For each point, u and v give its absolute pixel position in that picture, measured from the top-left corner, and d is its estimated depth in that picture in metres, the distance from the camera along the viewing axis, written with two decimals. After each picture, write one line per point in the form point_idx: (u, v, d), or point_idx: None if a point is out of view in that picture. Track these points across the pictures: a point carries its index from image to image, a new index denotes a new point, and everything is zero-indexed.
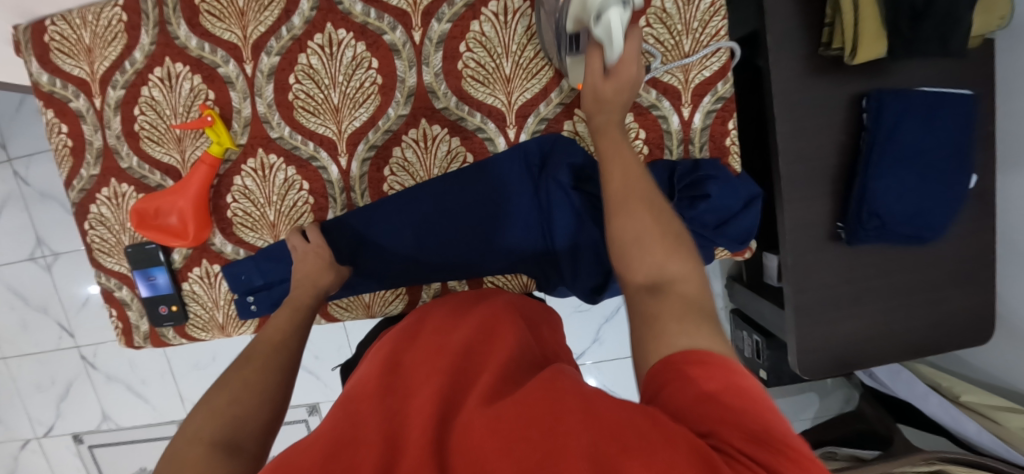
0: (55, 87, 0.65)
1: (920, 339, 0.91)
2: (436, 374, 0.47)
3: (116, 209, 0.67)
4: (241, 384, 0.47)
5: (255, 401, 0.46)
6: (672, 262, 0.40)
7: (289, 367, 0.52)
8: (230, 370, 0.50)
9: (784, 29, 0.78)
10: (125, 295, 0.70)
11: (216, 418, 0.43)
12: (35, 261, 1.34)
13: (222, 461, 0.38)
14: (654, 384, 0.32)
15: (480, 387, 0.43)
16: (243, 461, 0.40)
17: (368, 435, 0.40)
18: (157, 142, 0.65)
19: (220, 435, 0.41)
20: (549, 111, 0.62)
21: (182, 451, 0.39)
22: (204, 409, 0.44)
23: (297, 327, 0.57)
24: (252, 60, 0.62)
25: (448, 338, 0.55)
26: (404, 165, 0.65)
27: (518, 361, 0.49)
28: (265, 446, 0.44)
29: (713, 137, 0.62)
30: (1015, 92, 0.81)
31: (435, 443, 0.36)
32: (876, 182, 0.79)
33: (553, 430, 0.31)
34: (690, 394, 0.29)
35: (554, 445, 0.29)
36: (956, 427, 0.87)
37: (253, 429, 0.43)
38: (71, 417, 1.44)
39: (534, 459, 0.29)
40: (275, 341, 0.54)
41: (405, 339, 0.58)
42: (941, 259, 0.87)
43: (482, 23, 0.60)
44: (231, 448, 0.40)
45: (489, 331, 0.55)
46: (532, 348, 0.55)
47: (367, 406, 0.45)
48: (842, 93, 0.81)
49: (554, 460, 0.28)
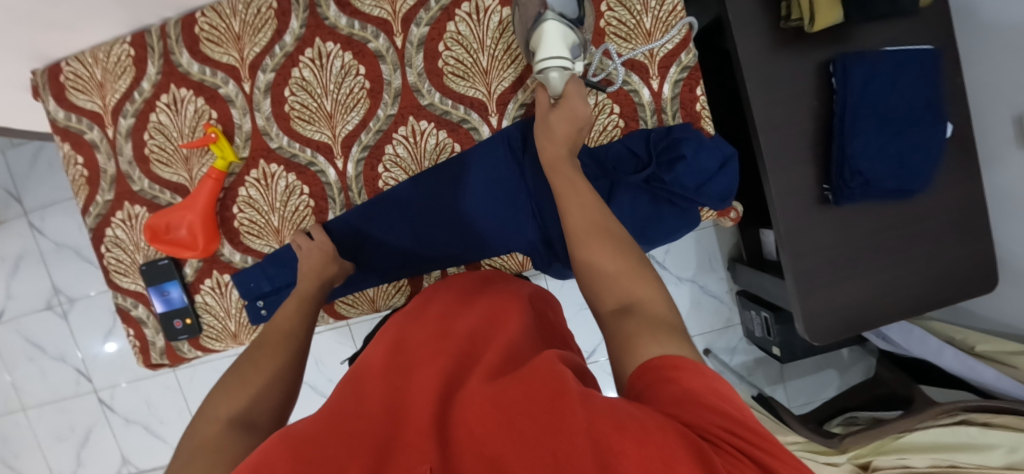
0: (70, 122, 0.70)
1: (924, 293, 0.91)
2: (442, 357, 0.50)
3: (130, 230, 0.71)
4: (253, 371, 0.53)
5: (266, 384, 0.52)
6: (638, 288, 0.44)
7: (297, 351, 0.58)
8: (244, 357, 0.56)
9: (742, 7, 0.82)
10: (141, 313, 0.73)
11: (233, 400, 0.49)
12: (53, 309, 1.37)
13: (238, 436, 0.44)
14: (638, 386, 0.35)
15: (485, 366, 0.46)
16: (258, 435, 0.46)
17: (376, 414, 0.43)
18: (166, 163, 0.70)
19: (237, 415, 0.47)
20: (526, 97, 0.66)
21: (203, 427, 0.45)
22: (223, 393, 0.50)
23: (304, 317, 0.62)
24: (250, 79, 0.67)
25: (454, 323, 0.57)
26: (397, 160, 0.68)
27: (521, 343, 0.51)
28: (279, 423, 0.50)
29: (683, 104, 0.66)
30: (977, 41, 0.84)
31: (440, 419, 0.40)
32: (852, 141, 0.82)
33: (553, 403, 0.34)
34: (674, 392, 0.31)
35: (552, 422, 0.32)
36: (975, 378, 0.86)
37: (267, 408, 0.49)
38: (91, 464, 1.44)
39: (533, 435, 0.32)
40: (282, 330, 0.59)
41: (410, 319, 0.61)
42: (932, 209, 0.88)
43: (456, 23, 0.64)
44: (247, 425, 0.46)
45: (495, 318, 0.57)
46: (539, 330, 0.57)
47: (375, 387, 0.48)
48: (808, 61, 0.85)
49: (553, 435, 0.31)
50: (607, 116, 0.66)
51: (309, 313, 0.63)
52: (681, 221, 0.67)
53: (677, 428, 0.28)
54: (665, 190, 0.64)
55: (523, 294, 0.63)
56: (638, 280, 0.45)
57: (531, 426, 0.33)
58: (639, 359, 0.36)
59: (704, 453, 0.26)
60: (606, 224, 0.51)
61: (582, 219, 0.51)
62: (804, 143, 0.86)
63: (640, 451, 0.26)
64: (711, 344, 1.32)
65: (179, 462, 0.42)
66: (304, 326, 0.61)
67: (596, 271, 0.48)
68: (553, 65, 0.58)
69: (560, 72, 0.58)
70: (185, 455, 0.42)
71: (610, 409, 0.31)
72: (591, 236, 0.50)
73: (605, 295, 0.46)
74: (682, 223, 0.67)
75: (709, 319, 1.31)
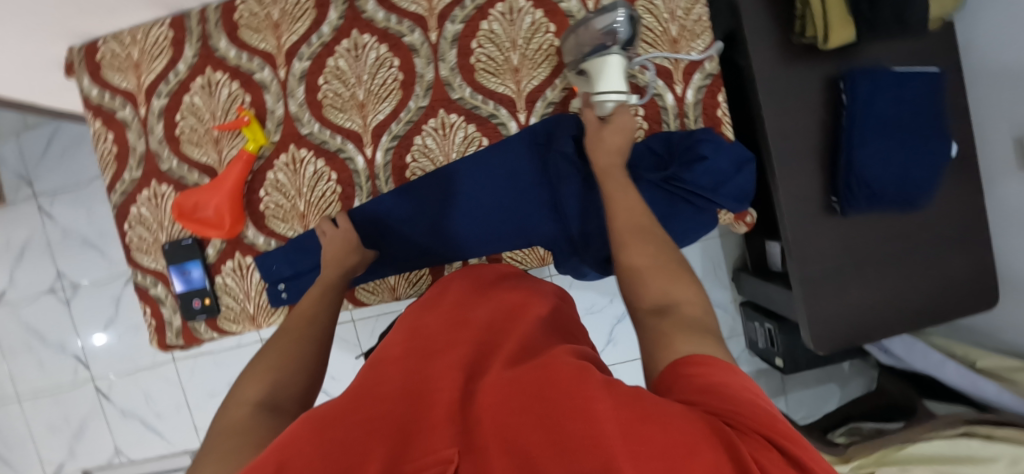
0: (103, 99, 0.71)
1: (926, 306, 0.93)
2: (458, 338, 0.46)
3: (155, 209, 0.72)
4: (278, 356, 0.53)
5: (292, 368, 0.52)
6: (676, 288, 0.44)
7: (320, 337, 0.58)
8: (270, 342, 0.57)
9: (756, 23, 0.86)
10: (160, 292, 0.73)
11: (262, 383, 0.49)
12: (55, 293, 1.36)
13: (265, 418, 0.44)
14: (662, 382, 0.34)
15: (505, 353, 0.42)
16: (284, 418, 0.46)
17: (388, 387, 0.38)
18: (196, 144, 0.71)
19: (264, 398, 0.47)
20: (555, 96, 0.68)
21: (231, 410, 0.46)
22: (248, 378, 0.50)
23: (328, 305, 0.63)
24: (286, 66, 0.69)
25: (469, 308, 0.53)
26: (425, 151, 0.70)
27: (537, 334, 0.48)
28: (304, 407, 0.50)
29: (705, 110, 0.68)
30: (980, 65, 0.88)
31: (463, 399, 0.36)
32: (859, 151, 0.85)
33: (579, 386, 0.31)
34: (697, 386, 0.31)
35: (578, 406, 0.29)
36: (975, 392, 0.87)
37: (292, 392, 0.50)
38: (83, 454, 1.41)
39: (557, 418, 0.29)
40: (305, 315, 0.60)
41: (425, 305, 0.58)
42: (935, 223, 0.91)
43: (490, 23, 0.67)
44: (273, 408, 0.46)
45: (513, 308, 0.54)
46: (554, 323, 0.54)
47: (388, 362, 0.43)
48: (818, 77, 0.88)
49: (580, 418, 0.28)
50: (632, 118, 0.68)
51: (331, 300, 0.63)
52: (700, 220, 0.69)
53: (703, 419, 0.28)
54: (683, 189, 0.66)
55: (540, 291, 0.61)
56: (674, 279, 0.45)
57: (556, 408, 0.30)
58: (671, 357, 0.36)
59: (726, 439, 0.26)
60: (653, 232, 0.50)
61: (613, 217, 0.52)
62: (812, 156, 0.90)
63: (663, 439, 0.26)
64: None
65: (210, 445, 0.42)
66: (327, 311, 0.62)
67: (637, 268, 0.47)
68: (612, 98, 0.58)
69: (615, 103, 0.58)
70: (216, 439, 0.42)
71: (633, 398, 0.30)
72: (639, 239, 0.49)
73: (642, 291, 0.45)
74: (698, 223, 0.69)
75: None
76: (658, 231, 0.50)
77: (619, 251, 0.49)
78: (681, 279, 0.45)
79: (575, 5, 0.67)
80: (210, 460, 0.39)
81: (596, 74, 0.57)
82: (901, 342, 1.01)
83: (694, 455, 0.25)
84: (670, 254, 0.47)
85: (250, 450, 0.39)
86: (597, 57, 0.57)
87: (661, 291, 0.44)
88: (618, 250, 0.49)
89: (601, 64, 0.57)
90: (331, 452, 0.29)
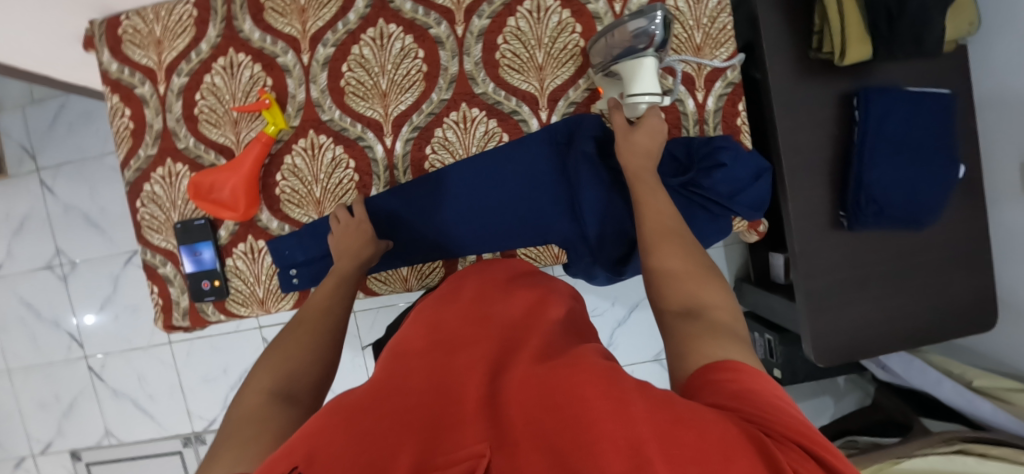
0: (123, 74, 0.71)
1: (926, 324, 0.95)
2: (480, 335, 0.45)
3: (168, 188, 0.71)
4: (292, 348, 0.53)
5: (306, 359, 0.52)
6: (705, 293, 0.44)
7: (334, 330, 0.58)
8: (283, 333, 0.57)
9: (774, 36, 0.87)
10: (169, 272, 0.73)
11: (275, 375, 0.49)
12: (53, 269, 1.34)
13: (279, 408, 0.44)
14: (691, 385, 0.34)
15: (529, 350, 0.42)
16: (298, 408, 0.45)
17: (414, 383, 0.38)
18: (214, 124, 0.70)
19: (278, 389, 0.46)
20: (578, 96, 0.68)
21: (246, 399, 0.45)
22: (262, 368, 0.50)
23: (342, 295, 0.62)
24: (310, 51, 0.69)
25: (489, 303, 0.53)
26: (445, 144, 0.70)
27: (559, 334, 0.47)
28: (317, 397, 0.49)
29: (725, 118, 0.69)
30: (990, 90, 0.90)
31: (490, 398, 0.35)
32: (870, 171, 0.86)
33: (611, 387, 0.31)
34: (731, 391, 0.31)
35: (611, 405, 0.29)
36: (971, 410, 0.89)
37: (307, 382, 0.49)
38: (71, 433, 1.39)
39: (590, 415, 0.28)
40: (319, 307, 0.60)
41: (444, 298, 0.58)
42: (939, 243, 0.92)
43: (517, 19, 0.67)
44: (287, 398, 0.46)
45: (533, 306, 0.53)
46: (573, 322, 0.54)
47: (411, 357, 0.43)
48: (832, 93, 0.89)
49: (613, 417, 0.27)
50: None
51: (345, 291, 0.63)
52: (715, 227, 0.69)
53: (741, 426, 0.27)
54: (701, 194, 0.66)
55: (558, 291, 0.60)
56: (704, 286, 0.45)
57: (588, 405, 0.29)
58: (700, 360, 0.36)
59: (764, 448, 0.25)
60: (689, 242, 0.50)
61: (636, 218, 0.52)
62: (822, 170, 0.91)
63: (701, 442, 0.25)
64: None
65: (224, 433, 0.41)
66: (341, 303, 0.61)
67: (670, 271, 0.47)
68: (645, 100, 0.58)
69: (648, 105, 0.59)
70: (231, 425, 0.42)
71: (666, 402, 0.29)
72: (673, 245, 0.49)
73: (669, 293, 0.45)
74: (712, 229, 0.69)
75: None
76: (688, 237, 0.51)
77: (650, 254, 0.50)
78: (709, 285, 0.45)
79: (602, 6, 0.67)
80: (226, 447, 0.38)
81: (629, 76, 0.58)
82: (898, 358, 1.02)
83: (734, 462, 0.24)
84: (703, 264, 0.48)
85: (265, 440, 0.39)
86: (631, 57, 0.57)
87: (689, 296, 0.44)
88: (647, 253, 0.50)
89: (636, 66, 0.57)
90: (359, 444, 0.29)
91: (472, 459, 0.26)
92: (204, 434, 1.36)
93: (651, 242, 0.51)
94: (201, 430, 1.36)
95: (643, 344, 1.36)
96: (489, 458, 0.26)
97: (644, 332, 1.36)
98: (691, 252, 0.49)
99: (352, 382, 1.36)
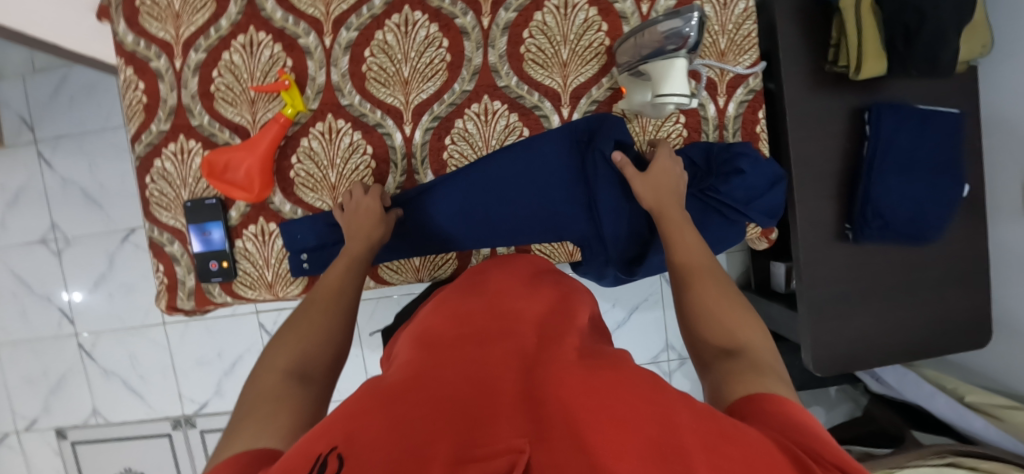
0: (138, 47, 0.69)
1: (922, 340, 0.96)
2: (511, 332, 0.45)
3: (180, 165, 0.70)
4: (306, 327, 0.52)
5: (319, 340, 0.51)
6: (741, 330, 0.44)
7: (348, 311, 0.57)
8: (295, 313, 0.55)
9: (791, 46, 0.88)
10: (176, 250, 0.71)
11: (291, 352, 0.48)
12: (46, 244, 1.31)
13: (296, 386, 0.43)
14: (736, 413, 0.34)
15: (563, 350, 0.41)
16: (314, 387, 0.44)
17: (449, 373, 0.37)
18: (230, 103, 0.69)
19: (294, 367, 0.45)
20: (600, 95, 0.69)
21: (261, 377, 0.44)
22: (277, 346, 0.49)
23: (352, 274, 0.60)
24: (332, 34, 0.68)
25: (517, 301, 0.52)
26: (465, 135, 0.69)
27: (591, 341, 0.47)
28: (331, 378, 0.48)
29: (745, 124, 0.69)
30: (996, 112, 0.91)
31: (528, 393, 0.34)
32: (878, 184, 0.87)
33: (655, 399, 0.30)
34: (779, 421, 0.31)
35: (656, 415, 0.28)
36: (963, 425, 0.90)
37: (321, 363, 0.48)
38: (58, 411, 1.36)
39: (635, 419, 0.28)
40: (333, 287, 0.58)
41: (471, 291, 0.57)
42: (940, 259, 0.94)
43: (544, 14, 0.67)
44: (302, 377, 0.45)
45: (561, 308, 0.52)
46: (596, 331, 0.54)
47: (441, 349, 0.43)
48: (845, 106, 0.90)
49: (659, 426, 0.27)
50: (672, 124, 0.69)
51: (358, 272, 0.62)
52: (728, 232, 0.70)
53: (786, 450, 0.27)
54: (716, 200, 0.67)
55: (580, 293, 0.60)
56: (740, 322, 0.45)
57: (633, 411, 0.29)
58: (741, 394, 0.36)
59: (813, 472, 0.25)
60: (723, 281, 0.51)
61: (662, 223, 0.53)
62: (831, 182, 0.92)
63: (748, 461, 0.25)
64: None
65: (241, 407, 0.40)
66: (354, 284, 0.60)
67: (705, 304, 0.47)
68: (674, 100, 0.57)
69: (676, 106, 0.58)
70: (247, 401, 0.41)
71: (712, 418, 0.29)
72: (707, 280, 0.51)
73: (705, 328, 0.45)
74: (726, 234, 0.70)
75: None
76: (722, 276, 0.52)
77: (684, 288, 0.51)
78: (745, 322, 0.45)
79: (629, 6, 0.67)
80: (246, 419, 0.37)
81: (659, 75, 0.57)
82: (892, 371, 1.03)
83: None
84: (737, 299, 0.48)
85: (284, 415, 0.38)
86: (660, 58, 0.57)
87: (726, 331, 0.44)
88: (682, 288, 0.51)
89: (666, 66, 0.57)
90: (397, 428, 0.29)
91: (515, 451, 0.25)
92: (194, 417, 1.34)
93: (686, 277, 0.52)
94: (192, 413, 1.34)
95: (640, 347, 1.37)
96: (530, 454, 0.25)
97: (642, 334, 1.37)
98: (724, 290, 0.50)
99: (348, 371, 1.36)
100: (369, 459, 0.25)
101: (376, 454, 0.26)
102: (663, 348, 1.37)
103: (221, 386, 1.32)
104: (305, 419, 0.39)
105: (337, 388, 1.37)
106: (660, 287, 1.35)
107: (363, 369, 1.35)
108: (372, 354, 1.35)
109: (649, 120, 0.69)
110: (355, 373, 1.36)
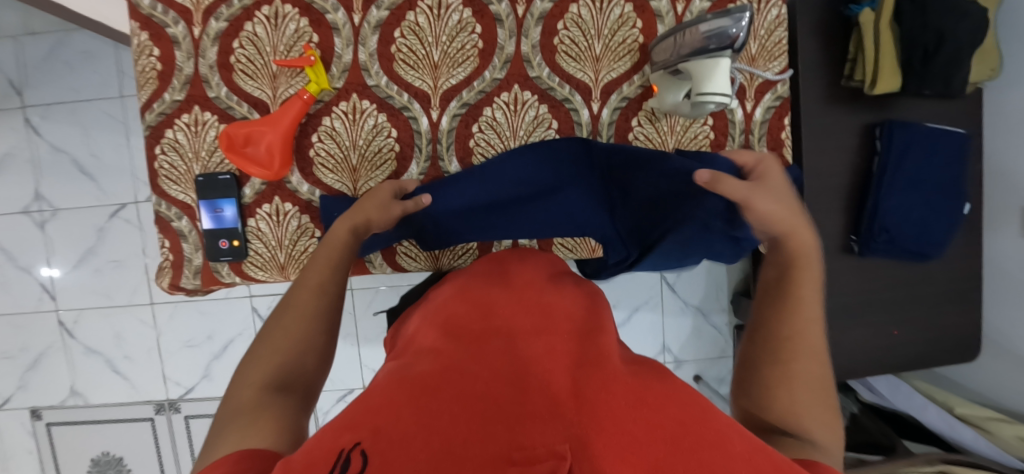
0: (154, 11, 0.65)
1: (917, 352, 0.99)
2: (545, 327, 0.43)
3: (194, 137, 0.67)
4: (281, 338, 0.44)
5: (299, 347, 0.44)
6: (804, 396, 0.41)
7: (331, 315, 0.48)
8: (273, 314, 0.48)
9: (811, 57, 0.89)
10: (184, 227, 0.68)
11: (265, 369, 0.41)
12: (30, 215, 1.25)
13: (274, 402, 0.37)
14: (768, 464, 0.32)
15: (604, 352, 0.39)
16: (294, 403, 0.39)
17: (482, 370, 0.35)
18: (251, 76, 0.67)
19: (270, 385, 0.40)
20: (631, 92, 0.69)
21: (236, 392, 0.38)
22: (253, 362, 0.42)
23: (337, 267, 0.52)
24: (362, 12, 0.66)
25: (550, 299, 0.50)
26: (492, 124, 0.68)
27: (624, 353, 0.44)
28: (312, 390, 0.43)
29: (770, 130, 0.70)
30: (999, 135, 0.94)
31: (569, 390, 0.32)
32: (886, 200, 0.89)
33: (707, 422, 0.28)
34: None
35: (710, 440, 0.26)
36: (954, 436, 0.92)
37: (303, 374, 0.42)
38: (34, 390, 1.30)
39: (687, 441, 0.26)
40: (313, 288, 0.49)
41: (501, 282, 0.55)
42: (938, 275, 0.97)
43: (579, 6, 0.66)
44: (281, 392, 0.39)
45: (594, 312, 0.50)
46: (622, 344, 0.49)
47: (473, 344, 0.41)
48: (858, 120, 0.92)
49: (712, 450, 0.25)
50: (700, 126, 0.70)
51: (341, 271, 0.52)
52: None
53: None
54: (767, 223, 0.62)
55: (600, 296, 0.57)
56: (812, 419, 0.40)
57: (684, 432, 0.27)
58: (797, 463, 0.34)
59: None
60: (825, 362, 0.44)
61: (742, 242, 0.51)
62: (839, 195, 0.93)
63: None
64: (703, 371, 1.40)
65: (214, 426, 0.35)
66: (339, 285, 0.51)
67: (789, 378, 0.42)
68: (716, 100, 0.58)
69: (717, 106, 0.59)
70: (219, 419, 0.35)
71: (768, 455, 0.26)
72: (806, 352, 0.44)
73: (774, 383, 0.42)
74: None
75: (706, 347, 1.39)
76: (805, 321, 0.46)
77: (765, 341, 0.45)
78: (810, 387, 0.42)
79: (665, 5, 0.67)
80: (223, 438, 0.32)
81: (702, 74, 0.57)
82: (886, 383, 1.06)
83: None
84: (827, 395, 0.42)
85: (266, 433, 0.33)
86: (703, 56, 0.57)
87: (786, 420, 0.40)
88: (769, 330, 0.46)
89: (711, 65, 0.57)
90: (429, 425, 0.28)
91: (554, 458, 0.24)
92: (179, 402, 1.30)
93: (770, 328, 0.46)
94: (177, 397, 1.30)
95: (637, 348, 1.38)
96: (573, 460, 0.24)
97: (641, 336, 1.37)
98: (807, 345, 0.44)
99: (342, 361, 1.33)
100: (399, 460, 0.24)
101: (407, 457, 0.24)
102: (660, 350, 1.38)
103: (209, 370, 1.28)
104: (287, 438, 0.34)
105: (330, 378, 1.34)
106: (660, 290, 1.35)
107: (357, 359, 1.33)
108: (368, 344, 1.32)
109: (677, 120, 0.69)
110: (348, 363, 1.34)
